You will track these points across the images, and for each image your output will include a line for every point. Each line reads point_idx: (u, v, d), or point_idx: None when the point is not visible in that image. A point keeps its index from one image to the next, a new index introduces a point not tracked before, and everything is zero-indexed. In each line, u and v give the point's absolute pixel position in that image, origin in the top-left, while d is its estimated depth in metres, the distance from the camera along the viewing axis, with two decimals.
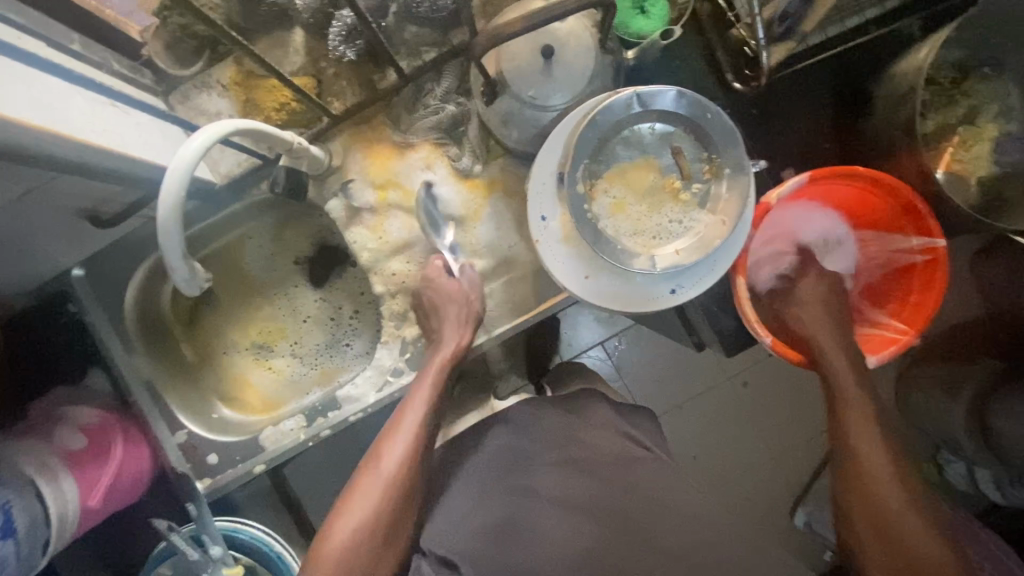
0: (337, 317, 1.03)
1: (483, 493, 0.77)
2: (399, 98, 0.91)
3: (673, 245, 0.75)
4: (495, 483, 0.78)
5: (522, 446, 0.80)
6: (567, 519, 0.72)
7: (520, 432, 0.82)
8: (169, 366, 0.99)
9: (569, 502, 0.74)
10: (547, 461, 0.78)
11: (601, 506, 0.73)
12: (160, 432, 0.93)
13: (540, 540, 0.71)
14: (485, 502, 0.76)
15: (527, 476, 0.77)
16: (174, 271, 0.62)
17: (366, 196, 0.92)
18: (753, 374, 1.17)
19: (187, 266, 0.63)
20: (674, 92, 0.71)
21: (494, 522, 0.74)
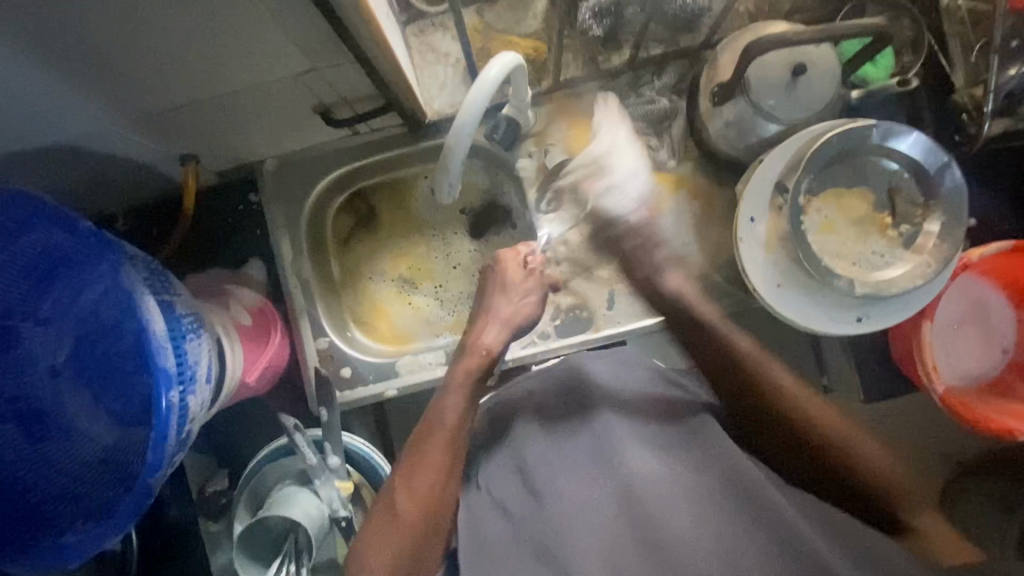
0: (485, 272, 1.04)
1: (543, 437, 0.72)
2: (616, 82, 0.95)
3: (876, 275, 0.77)
4: (553, 426, 0.73)
5: (580, 393, 0.75)
6: (613, 473, 0.65)
7: (574, 378, 0.77)
8: (321, 275, 1.01)
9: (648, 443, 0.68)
10: (603, 408, 0.72)
11: (651, 465, 0.65)
12: (305, 333, 0.96)
13: (585, 490, 0.65)
14: (545, 446, 0.71)
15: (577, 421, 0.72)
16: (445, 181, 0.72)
17: (560, 162, 0.96)
18: None
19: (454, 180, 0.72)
20: (914, 133, 0.76)
21: (545, 465, 0.69)
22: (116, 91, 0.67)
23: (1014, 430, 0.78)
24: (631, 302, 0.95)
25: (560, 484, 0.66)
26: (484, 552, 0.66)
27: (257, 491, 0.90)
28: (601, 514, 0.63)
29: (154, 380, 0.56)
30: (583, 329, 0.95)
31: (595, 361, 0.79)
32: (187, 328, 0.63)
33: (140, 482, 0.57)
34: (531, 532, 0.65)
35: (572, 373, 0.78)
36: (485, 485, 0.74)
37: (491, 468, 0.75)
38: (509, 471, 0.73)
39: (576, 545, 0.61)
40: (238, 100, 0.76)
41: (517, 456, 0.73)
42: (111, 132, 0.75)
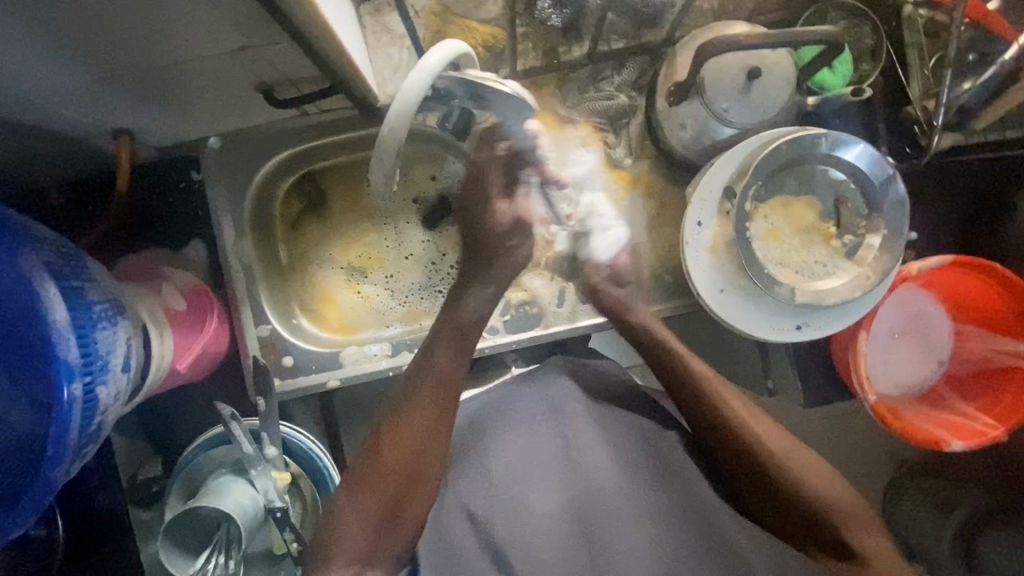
0: (437, 262, 1.04)
1: (515, 443, 0.73)
2: (576, 74, 0.93)
3: (817, 284, 0.78)
4: (527, 435, 0.73)
5: (561, 403, 0.76)
6: (576, 484, 0.71)
7: (558, 386, 0.77)
8: (267, 259, 0.99)
9: (611, 449, 0.74)
10: (579, 423, 0.75)
11: (610, 472, 0.72)
12: (246, 319, 0.94)
13: (552, 506, 0.70)
14: (514, 456, 0.72)
15: (548, 435, 0.74)
16: (380, 170, 0.69)
17: (516, 155, 0.93)
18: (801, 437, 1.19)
19: (392, 169, 0.69)
20: (862, 145, 0.76)
21: (514, 474, 0.71)
22: (25, 60, 0.62)
23: (941, 441, 0.79)
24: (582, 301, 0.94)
25: (529, 499, 0.70)
26: (444, 545, 0.70)
27: (190, 480, 0.88)
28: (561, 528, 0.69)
29: (55, 372, 0.53)
30: (532, 325, 0.94)
31: (580, 369, 0.80)
32: (98, 315, 0.60)
33: (40, 477, 0.54)
34: (490, 536, 0.69)
35: (555, 385, 0.77)
36: (452, 484, 0.74)
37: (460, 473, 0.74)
38: (475, 474, 0.72)
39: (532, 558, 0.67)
40: (170, 74, 0.71)
41: (486, 463, 0.72)
42: (28, 101, 0.70)
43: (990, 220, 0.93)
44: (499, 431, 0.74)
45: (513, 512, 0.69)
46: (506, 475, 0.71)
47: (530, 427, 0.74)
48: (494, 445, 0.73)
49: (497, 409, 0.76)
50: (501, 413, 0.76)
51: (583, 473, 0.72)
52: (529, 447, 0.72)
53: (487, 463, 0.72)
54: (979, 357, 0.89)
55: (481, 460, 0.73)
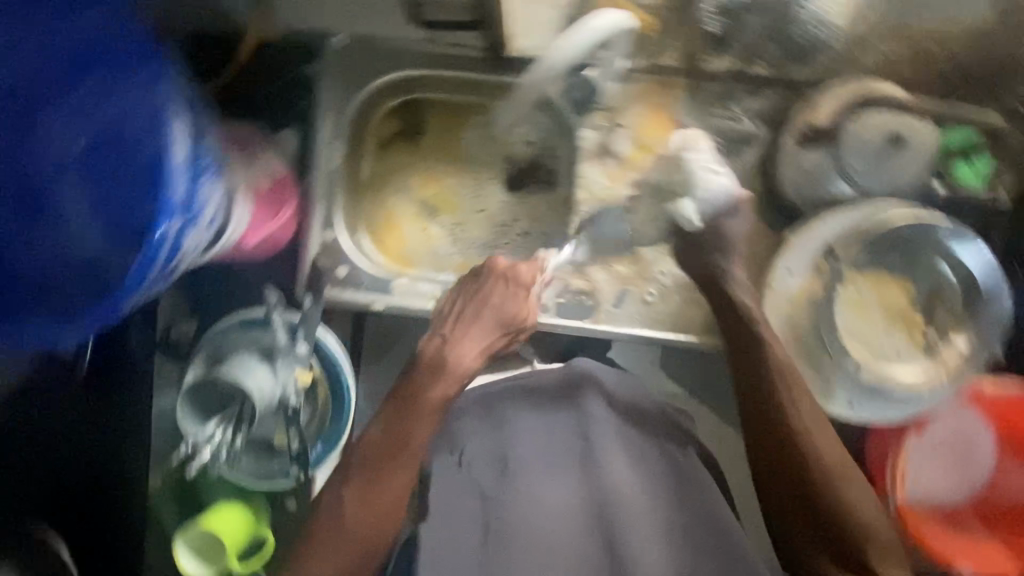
0: (507, 226, 1.03)
1: (532, 432, 0.91)
2: (708, 87, 0.91)
3: (886, 367, 0.76)
4: (540, 414, 0.93)
5: (584, 403, 0.93)
6: (595, 489, 0.87)
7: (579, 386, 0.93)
8: (349, 171, 1.00)
9: (630, 460, 0.90)
10: (598, 418, 0.92)
11: (626, 476, 0.89)
12: (314, 220, 0.94)
13: (534, 485, 0.87)
14: (529, 437, 0.91)
15: (552, 428, 0.92)
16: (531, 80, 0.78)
17: (622, 146, 0.92)
18: None
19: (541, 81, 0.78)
20: (978, 243, 0.74)
21: (525, 457, 0.89)
22: None
23: (951, 562, 0.81)
24: (639, 309, 0.92)
25: (519, 478, 0.88)
26: (445, 495, 0.89)
27: (218, 348, 0.90)
28: (554, 502, 0.87)
29: (161, 208, 0.58)
30: (582, 316, 0.93)
31: (604, 375, 0.94)
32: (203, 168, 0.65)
33: (114, 296, 0.60)
34: (489, 507, 0.87)
35: (573, 385, 0.93)
36: (466, 458, 0.90)
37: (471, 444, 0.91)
38: (492, 452, 0.90)
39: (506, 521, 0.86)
40: None
41: (505, 443, 0.90)
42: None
43: None
44: (510, 409, 0.93)
45: (522, 479, 0.88)
46: (523, 439, 0.91)
47: (546, 415, 0.93)
48: (513, 425, 0.91)
49: (515, 401, 0.94)
50: (513, 400, 0.93)
51: (599, 473, 0.88)
52: (540, 425, 0.92)
53: (505, 436, 0.91)
54: (1012, 496, 0.87)
55: (490, 435, 0.91)
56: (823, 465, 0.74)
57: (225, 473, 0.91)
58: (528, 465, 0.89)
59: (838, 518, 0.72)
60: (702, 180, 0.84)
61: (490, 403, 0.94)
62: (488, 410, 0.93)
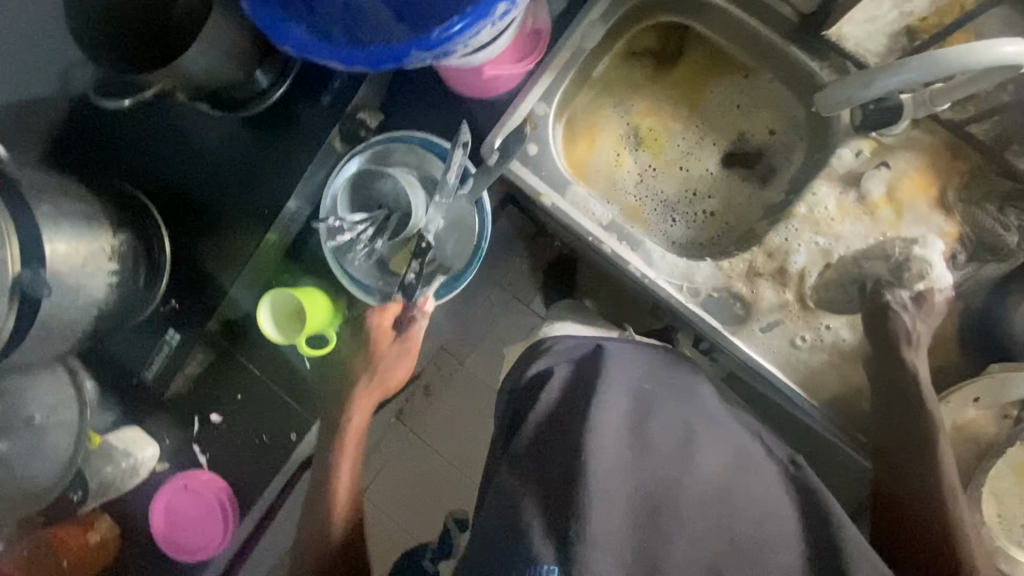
0: (696, 198, 0.97)
1: (636, 362, 0.80)
2: (994, 182, 0.82)
3: (1004, 542, 0.74)
4: (641, 350, 0.84)
5: (696, 382, 0.82)
6: (692, 453, 0.69)
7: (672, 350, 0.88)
8: (591, 59, 0.94)
9: (729, 441, 0.73)
10: (705, 399, 0.79)
11: (754, 492, 0.68)
12: (539, 86, 0.89)
13: (658, 450, 0.69)
14: (639, 372, 0.78)
15: (678, 409, 0.75)
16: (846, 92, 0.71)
17: (871, 187, 0.84)
18: None
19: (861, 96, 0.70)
20: None
21: (619, 358, 0.79)
22: None
23: None
24: (784, 347, 0.86)
25: (636, 430, 0.70)
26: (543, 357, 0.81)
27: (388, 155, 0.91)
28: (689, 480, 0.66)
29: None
30: (726, 322, 0.87)
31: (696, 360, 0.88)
32: None
33: (416, 45, 0.59)
34: (581, 391, 0.74)
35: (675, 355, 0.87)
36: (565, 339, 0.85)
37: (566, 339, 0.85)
38: (586, 349, 0.82)
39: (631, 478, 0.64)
40: None
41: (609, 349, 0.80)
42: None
43: None
44: (622, 366, 0.78)
45: (618, 397, 0.73)
46: (634, 371, 0.78)
47: (651, 361, 0.82)
48: (618, 345, 0.82)
49: (628, 348, 0.83)
50: (629, 361, 0.80)
51: (702, 457, 0.69)
52: (652, 371, 0.80)
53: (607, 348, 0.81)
54: None
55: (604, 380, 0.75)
56: (972, 542, 0.71)
57: (332, 261, 0.90)
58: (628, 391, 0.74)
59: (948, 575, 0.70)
60: (918, 267, 0.79)
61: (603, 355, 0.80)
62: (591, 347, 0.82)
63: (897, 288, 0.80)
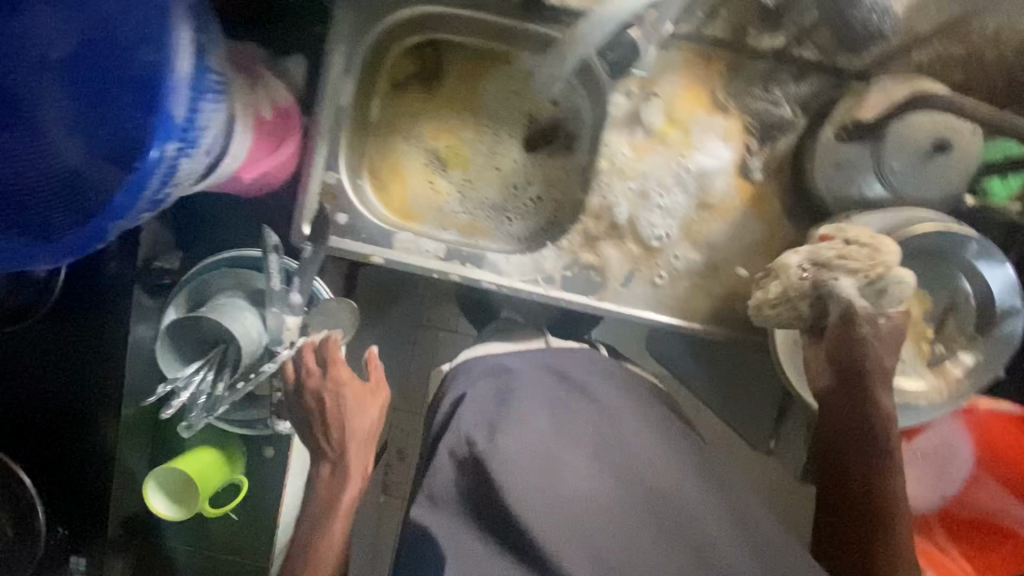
0: (519, 189, 0.99)
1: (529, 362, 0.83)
2: (752, 66, 0.85)
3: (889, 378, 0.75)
4: (538, 349, 0.87)
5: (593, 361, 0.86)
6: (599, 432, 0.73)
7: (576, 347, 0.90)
8: (358, 110, 0.92)
9: (625, 408, 0.78)
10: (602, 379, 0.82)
11: (660, 456, 0.72)
12: (318, 158, 0.87)
13: (576, 463, 0.69)
14: (536, 372, 0.81)
15: (584, 410, 0.77)
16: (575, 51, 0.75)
17: (653, 118, 0.86)
18: None
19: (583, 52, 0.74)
20: (1008, 268, 0.71)
21: (519, 370, 0.82)
22: None
23: None
24: (647, 291, 0.90)
25: (552, 452, 0.70)
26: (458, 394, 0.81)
27: (205, 288, 0.85)
28: (610, 486, 0.68)
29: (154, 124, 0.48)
30: (588, 293, 0.90)
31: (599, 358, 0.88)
32: (212, 82, 0.53)
33: (100, 222, 0.51)
34: (486, 418, 0.74)
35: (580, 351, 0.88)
36: (468, 368, 0.86)
37: (474, 365, 0.86)
38: (485, 371, 0.84)
39: (556, 507, 0.65)
40: None
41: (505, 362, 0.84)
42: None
43: None
44: (520, 384, 0.78)
45: (523, 405, 0.75)
46: (533, 373, 0.81)
47: (549, 355, 0.86)
48: (512, 355, 0.85)
49: (524, 359, 0.84)
50: (526, 373, 0.81)
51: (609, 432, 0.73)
52: (552, 367, 0.83)
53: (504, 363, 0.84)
54: (983, 509, 0.90)
55: (510, 407, 0.75)
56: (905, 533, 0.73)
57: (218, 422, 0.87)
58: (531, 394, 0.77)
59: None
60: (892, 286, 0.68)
61: (503, 375, 0.81)
62: (496, 362, 0.84)
63: (876, 317, 0.70)
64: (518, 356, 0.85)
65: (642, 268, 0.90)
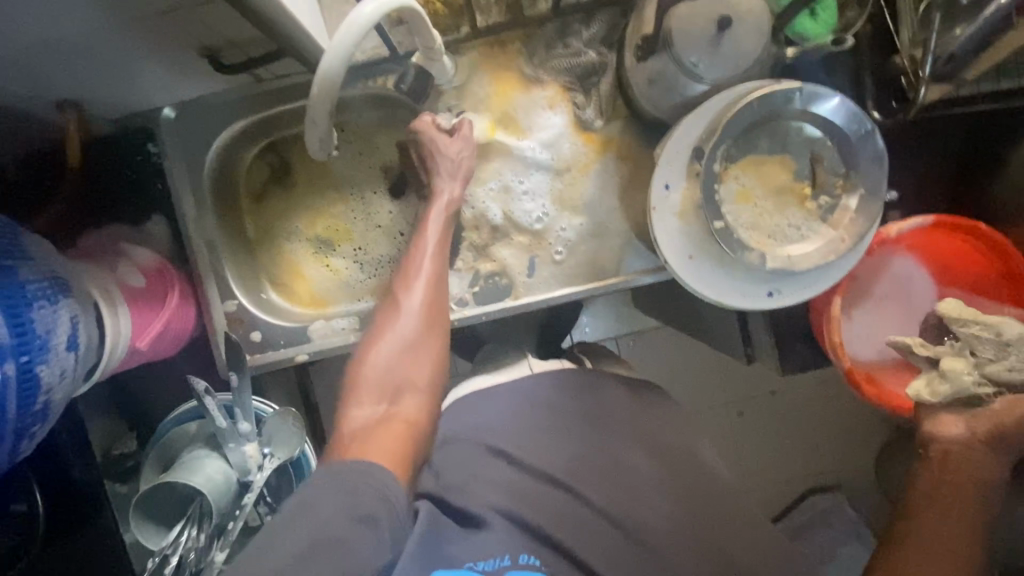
0: (406, 234, 1.00)
1: (513, 405, 0.78)
2: (542, 31, 0.88)
3: (788, 248, 0.74)
4: (515, 385, 0.80)
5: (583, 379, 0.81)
6: (617, 460, 0.74)
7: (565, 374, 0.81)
8: (229, 234, 0.96)
9: (632, 422, 0.78)
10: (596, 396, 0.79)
11: (673, 461, 0.76)
12: (211, 294, 0.92)
13: (612, 495, 0.72)
14: (527, 418, 0.76)
15: (593, 437, 0.75)
16: (314, 129, 0.64)
17: (479, 120, 0.89)
18: (784, 388, 1.17)
19: (327, 128, 0.64)
20: (838, 98, 0.71)
21: (504, 424, 0.76)
22: None
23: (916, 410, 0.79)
24: (553, 271, 0.91)
25: (590, 494, 0.71)
26: (448, 460, 0.75)
27: (165, 453, 0.89)
28: (651, 501, 0.72)
29: None
30: (501, 298, 0.91)
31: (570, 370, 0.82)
32: (32, 293, 0.58)
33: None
34: (491, 481, 0.72)
35: (568, 374, 0.81)
36: (450, 427, 0.78)
37: (452, 424, 0.78)
38: (469, 428, 0.77)
39: (612, 551, 0.69)
40: (103, 39, 0.67)
41: (487, 419, 0.77)
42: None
43: (978, 186, 0.88)
44: (524, 428, 0.75)
45: (531, 462, 0.73)
46: (520, 415, 0.76)
47: (529, 389, 0.79)
48: (491, 403, 0.78)
49: (510, 398, 0.78)
50: (518, 416, 0.76)
51: (630, 455, 0.75)
52: (544, 400, 0.78)
53: (486, 418, 0.77)
54: None
55: (521, 463, 0.73)
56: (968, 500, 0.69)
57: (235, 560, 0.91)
58: (532, 444, 0.74)
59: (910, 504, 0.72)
60: None
61: (497, 432, 0.75)
62: (474, 421, 0.77)
63: None
64: (505, 394, 0.79)
65: (539, 252, 0.91)
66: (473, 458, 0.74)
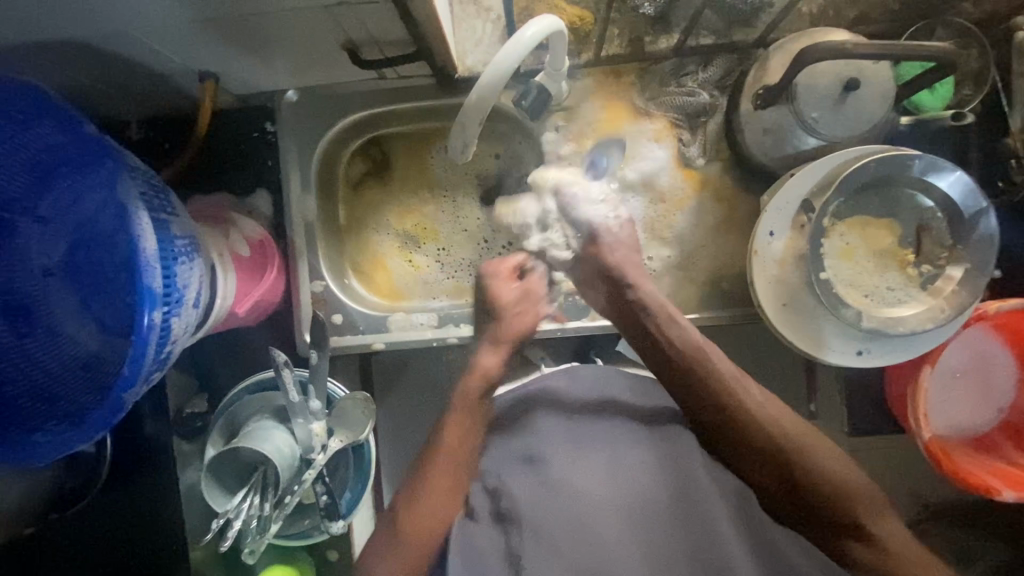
0: (490, 241, 1.01)
1: (561, 429, 0.76)
2: (659, 67, 0.91)
3: (886, 310, 0.75)
4: (561, 407, 0.78)
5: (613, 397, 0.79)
6: (656, 483, 0.72)
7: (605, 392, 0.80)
8: (325, 218, 0.99)
9: (668, 442, 0.76)
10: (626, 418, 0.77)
11: (713, 488, 0.73)
12: (302, 273, 0.95)
13: (659, 531, 0.70)
14: (574, 444, 0.75)
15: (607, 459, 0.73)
16: (458, 139, 0.68)
17: (584, 143, 0.92)
18: None
19: (471, 139, 0.68)
20: (956, 173, 0.72)
21: (560, 450, 0.74)
22: (158, 9, 0.63)
23: (992, 489, 0.77)
24: None
25: (643, 529, 0.69)
26: (504, 490, 0.73)
27: (233, 421, 0.90)
28: (684, 522, 0.70)
29: (138, 298, 0.54)
30: (579, 316, 0.93)
31: (614, 382, 0.81)
32: (177, 248, 0.61)
33: (114, 394, 0.56)
34: (548, 507, 0.70)
35: (604, 386, 0.80)
36: (500, 451, 0.77)
37: (498, 448, 0.77)
38: (523, 455, 0.75)
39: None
40: (264, 25, 0.71)
41: (540, 443, 0.75)
42: (140, 40, 0.72)
43: None
44: (527, 443, 0.76)
45: (582, 486, 0.71)
46: (565, 433, 0.76)
47: (572, 407, 0.78)
48: (540, 426, 0.77)
49: (558, 422, 0.77)
50: (575, 445, 0.74)
51: (661, 475, 0.73)
52: (582, 418, 0.78)
53: (538, 436, 0.76)
54: None
55: (551, 494, 0.71)
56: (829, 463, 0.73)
57: (284, 537, 0.92)
58: (585, 468, 0.73)
59: (840, 489, 0.72)
60: None
61: (553, 460, 0.73)
62: (527, 435, 0.77)
63: None
64: (550, 412, 0.78)
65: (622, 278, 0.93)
66: (530, 482, 0.72)
